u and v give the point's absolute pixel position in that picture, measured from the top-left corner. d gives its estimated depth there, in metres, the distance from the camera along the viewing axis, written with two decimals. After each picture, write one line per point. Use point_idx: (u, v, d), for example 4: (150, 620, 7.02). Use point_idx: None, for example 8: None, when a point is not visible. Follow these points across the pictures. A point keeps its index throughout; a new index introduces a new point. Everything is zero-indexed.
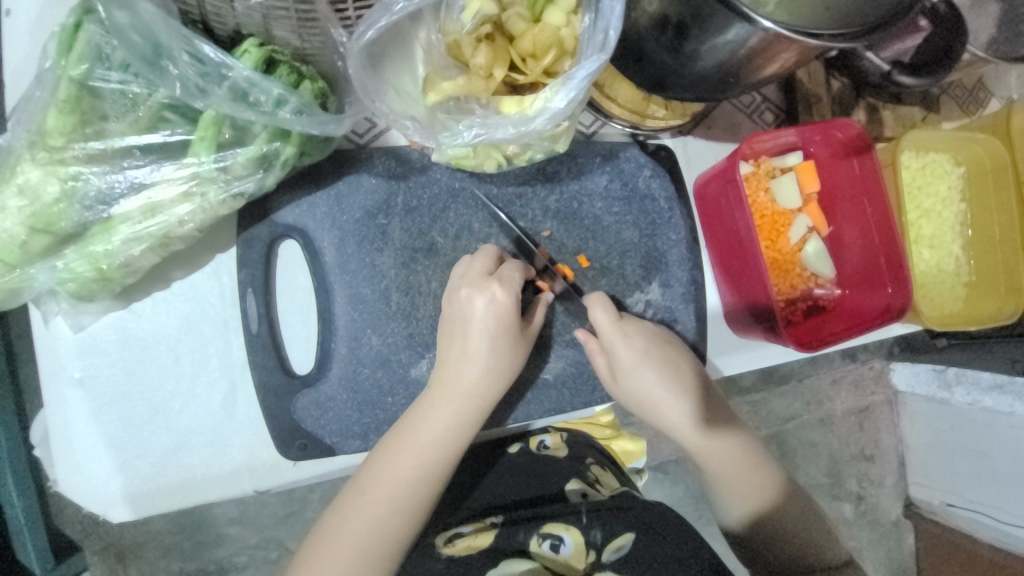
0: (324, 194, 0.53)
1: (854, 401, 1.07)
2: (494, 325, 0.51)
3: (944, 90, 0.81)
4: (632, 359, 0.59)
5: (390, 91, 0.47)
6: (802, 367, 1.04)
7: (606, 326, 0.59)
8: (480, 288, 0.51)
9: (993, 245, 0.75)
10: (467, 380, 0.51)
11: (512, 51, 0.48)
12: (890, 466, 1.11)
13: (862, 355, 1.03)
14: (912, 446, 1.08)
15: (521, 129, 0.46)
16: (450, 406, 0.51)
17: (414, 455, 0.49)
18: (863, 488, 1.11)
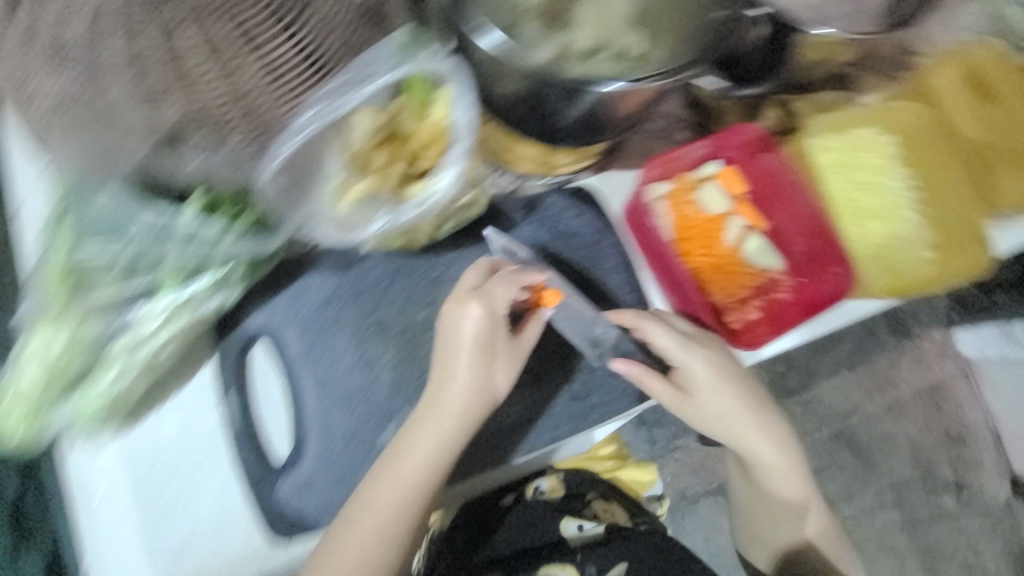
0: (281, 297, 0.62)
1: (923, 381, 1.47)
2: (474, 344, 0.57)
3: (866, 64, 0.82)
4: (709, 372, 0.68)
5: (310, 203, 0.56)
6: (854, 358, 1.47)
7: (672, 344, 0.66)
8: (486, 297, 0.58)
9: (943, 203, 0.75)
10: (451, 405, 0.57)
11: (407, 147, 0.56)
12: (986, 440, 1.48)
13: (919, 331, 1.45)
14: (1003, 418, 1.46)
15: (423, 207, 0.55)
16: (429, 434, 0.57)
17: (401, 480, 0.56)
18: (961, 471, 1.48)
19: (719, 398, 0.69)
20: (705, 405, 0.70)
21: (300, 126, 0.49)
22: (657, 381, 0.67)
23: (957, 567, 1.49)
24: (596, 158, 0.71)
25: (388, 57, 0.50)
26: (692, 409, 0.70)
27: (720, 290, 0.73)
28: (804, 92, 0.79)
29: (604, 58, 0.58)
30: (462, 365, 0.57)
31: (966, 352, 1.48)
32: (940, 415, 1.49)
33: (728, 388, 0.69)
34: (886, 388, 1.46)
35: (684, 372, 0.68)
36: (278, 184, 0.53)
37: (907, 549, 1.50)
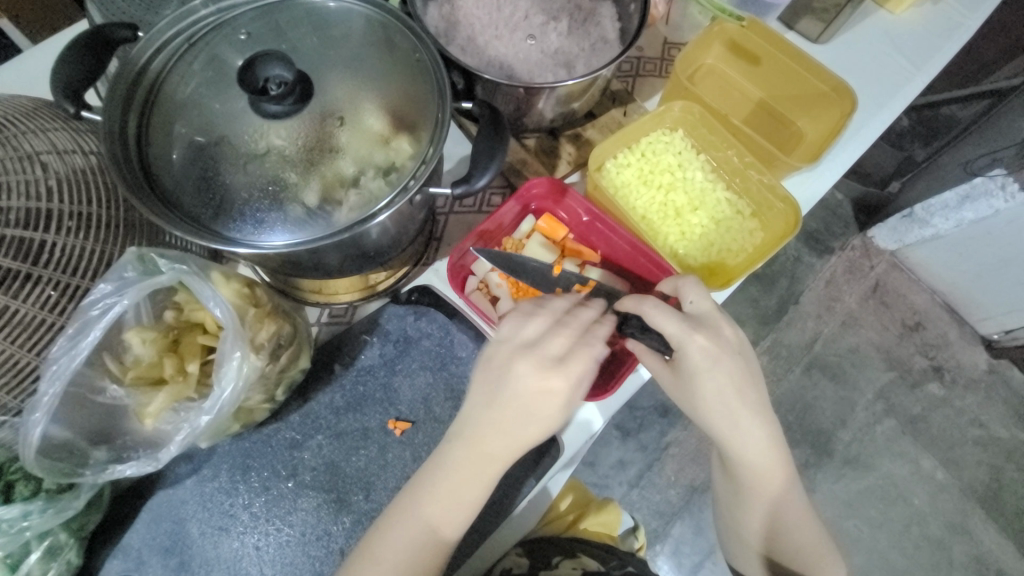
0: (131, 532, 0.59)
1: (862, 287, 1.61)
2: (536, 390, 0.56)
3: (637, 73, 0.90)
4: (708, 362, 0.64)
5: (113, 440, 0.54)
6: (791, 292, 1.60)
7: (674, 326, 0.63)
8: (536, 352, 0.56)
9: (745, 174, 0.78)
10: (447, 486, 0.56)
11: (192, 347, 0.55)
12: (937, 315, 1.61)
13: (838, 246, 1.63)
14: (947, 290, 1.58)
15: (216, 408, 0.52)
16: (497, 441, 0.56)
17: (414, 523, 0.56)
18: (932, 351, 1.59)
19: (711, 391, 0.65)
20: (700, 396, 0.66)
21: (39, 401, 0.47)
22: (656, 358, 0.67)
23: (971, 444, 1.53)
24: (410, 263, 0.73)
25: (107, 288, 0.49)
26: (698, 400, 0.66)
27: None
28: (589, 120, 0.84)
29: (352, 194, 0.59)
30: (523, 380, 0.56)
31: (884, 246, 1.61)
32: (892, 309, 1.61)
33: (720, 381, 0.65)
34: (834, 306, 1.59)
35: (684, 358, 0.64)
36: (54, 450, 0.50)
37: (919, 450, 1.52)
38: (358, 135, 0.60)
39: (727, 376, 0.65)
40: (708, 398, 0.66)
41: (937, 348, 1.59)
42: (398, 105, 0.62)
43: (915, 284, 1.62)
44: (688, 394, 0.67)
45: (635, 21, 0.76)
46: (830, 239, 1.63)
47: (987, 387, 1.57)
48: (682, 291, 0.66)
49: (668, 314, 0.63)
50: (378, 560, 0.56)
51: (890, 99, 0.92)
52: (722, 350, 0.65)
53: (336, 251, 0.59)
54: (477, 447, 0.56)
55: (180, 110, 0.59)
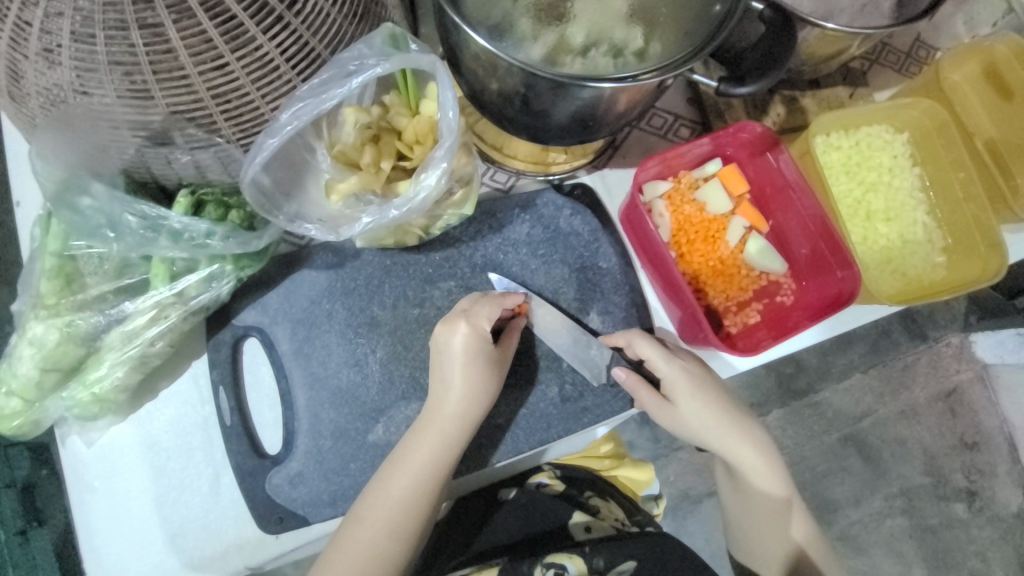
0: (274, 292, 0.62)
1: (936, 386, 1.49)
2: (468, 354, 0.59)
3: (877, 58, 0.81)
4: (688, 386, 0.66)
5: (304, 202, 0.55)
6: (874, 358, 1.49)
7: (654, 354, 0.65)
8: (470, 318, 0.59)
9: (959, 204, 0.71)
10: (446, 418, 0.58)
11: (398, 143, 0.56)
12: (999, 444, 1.52)
13: (932, 333, 1.48)
14: (1016, 424, 1.50)
15: (406, 208, 0.53)
16: (415, 455, 0.57)
17: (382, 518, 0.56)
18: (974, 478, 1.51)
19: (693, 417, 0.67)
20: (684, 419, 0.67)
21: (278, 126, 0.49)
22: (649, 390, 0.66)
23: (965, 574, 1.50)
24: (589, 159, 0.71)
25: (365, 53, 0.49)
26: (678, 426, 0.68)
27: (718, 293, 0.71)
28: (812, 89, 0.77)
29: (578, 62, 0.60)
30: (430, 400, 0.59)
31: (981, 355, 1.51)
32: (956, 422, 1.51)
33: (706, 401, 0.67)
34: (899, 392, 1.49)
35: (670, 385, 0.66)
36: (262, 190, 0.54)
37: (914, 557, 1.49)
38: (599, 6, 0.61)
39: (709, 404, 0.67)
40: (688, 423, 0.68)
41: (981, 474, 1.51)
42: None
43: (991, 406, 1.52)
44: (676, 416, 0.67)
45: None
46: (928, 327, 1.50)
47: (1007, 531, 1.51)
48: (636, 347, 0.65)
49: (655, 347, 0.65)
50: (366, 541, 0.55)
51: None
52: (695, 383, 0.66)
53: (564, 109, 0.56)
54: (421, 448, 0.57)
55: None
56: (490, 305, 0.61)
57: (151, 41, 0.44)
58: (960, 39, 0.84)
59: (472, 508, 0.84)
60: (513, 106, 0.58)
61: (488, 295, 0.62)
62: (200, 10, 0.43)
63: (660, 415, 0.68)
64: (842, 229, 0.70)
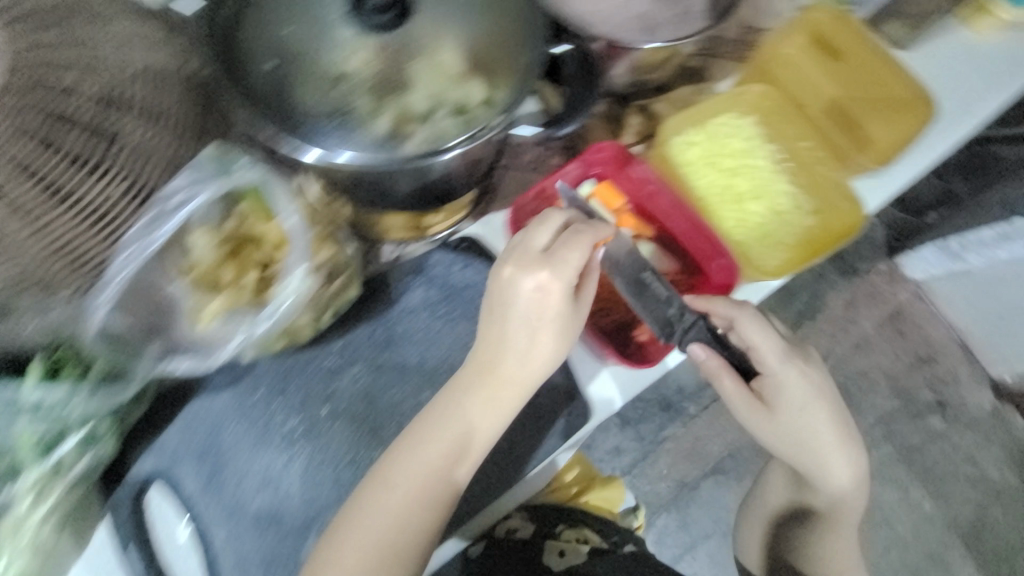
0: (168, 433, 0.60)
1: (880, 313, 1.59)
2: (538, 310, 0.57)
3: (714, 49, 0.86)
4: (800, 398, 0.68)
5: (170, 336, 0.54)
6: (814, 306, 1.58)
7: (758, 339, 0.67)
8: (544, 258, 0.57)
9: (812, 167, 0.78)
10: (507, 379, 0.58)
11: (255, 253, 0.54)
12: (953, 350, 1.60)
13: (864, 266, 1.59)
14: (966, 328, 1.56)
15: (275, 318, 0.52)
16: (465, 417, 0.58)
17: (405, 498, 0.56)
18: (940, 387, 1.58)
19: (805, 423, 0.69)
20: (781, 422, 0.69)
21: (113, 272, 0.48)
22: (734, 379, 0.67)
23: (963, 483, 1.54)
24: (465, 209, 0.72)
25: (186, 181, 0.49)
26: (793, 432, 0.70)
27: (622, 306, 0.73)
28: (659, 93, 0.81)
29: (422, 127, 0.58)
30: (505, 351, 0.58)
31: (911, 275, 1.58)
32: (908, 341, 1.59)
33: (818, 411, 0.70)
34: (848, 328, 1.58)
35: (774, 386, 0.68)
36: (114, 337, 0.51)
37: (910, 480, 1.53)
38: (432, 66, 0.59)
39: (820, 407, 0.69)
40: (789, 434, 0.70)
41: (946, 383, 1.58)
42: (472, 55, 0.61)
43: (936, 318, 1.59)
44: (774, 423, 0.69)
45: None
46: (858, 261, 1.60)
47: (988, 430, 1.56)
48: (748, 335, 0.67)
49: (758, 328, 0.66)
50: (371, 532, 0.55)
51: (967, 120, 0.90)
52: (816, 385, 0.69)
53: (409, 177, 0.59)
54: (452, 422, 0.58)
55: (267, 19, 0.58)
56: (579, 246, 0.57)
57: None
58: (785, 10, 0.90)
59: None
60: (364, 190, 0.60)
61: (579, 232, 0.58)
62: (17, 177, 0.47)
63: (755, 423, 0.69)
64: (710, 220, 0.76)
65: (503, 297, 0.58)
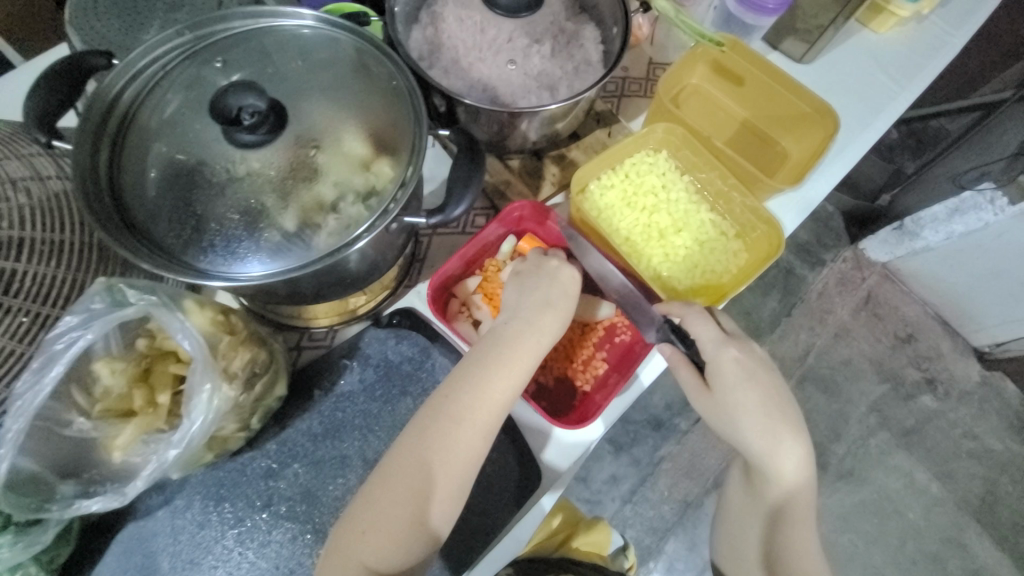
0: (105, 562, 0.58)
1: (853, 300, 1.61)
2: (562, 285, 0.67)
3: (622, 93, 0.91)
4: (739, 375, 0.67)
5: (91, 469, 0.53)
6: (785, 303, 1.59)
7: (708, 333, 0.66)
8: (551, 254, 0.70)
9: (727, 194, 0.78)
10: (532, 341, 0.63)
11: (163, 378, 0.54)
12: (930, 323, 1.61)
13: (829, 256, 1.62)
14: (936, 302, 1.59)
15: (184, 443, 0.51)
16: (497, 375, 0.60)
17: (439, 439, 0.57)
18: (925, 364, 1.58)
19: (743, 406, 0.67)
20: (732, 408, 0.67)
21: (13, 416, 0.47)
22: (692, 368, 0.69)
23: (966, 458, 1.52)
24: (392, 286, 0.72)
25: (74, 321, 0.49)
26: (729, 416, 0.68)
27: (561, 355, 0.75)
28: (574, 140, 0.84)
29: (331, 218, 0.58)
30: (536, 314, 0.64)
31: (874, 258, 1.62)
32: (885, 322, 1.60)
33: (757, 394, 0.67)
34: (826, 318, 1.59)
35: (714, 368, 0.67)
36: (21, 483, 0.49)
37: (913, 464, 1.51)
38: (338, 156, 0.60)
39: (758, 389, 0.67)
40: (730, 415, 0.68)
41: (930, 359, 1.59)
42: (375, 140, 0.61)
43: (907, 296, 1.62)
44: (713, 400, 0.68)
45: (615, 43, 0.77)
46: (822, 251, 1.63)
47: (979, 400, 1.56)
48: (691, 320, 0.67)
49: (707, 323, 0.66)
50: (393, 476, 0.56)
51: (872, 125, 0.93)
52: (755, 362, 0.68)
53: (312, 278, 0.58)
54: (490, 381, 0.60)
55: (157, 135, 0.59)
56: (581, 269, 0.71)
57: None
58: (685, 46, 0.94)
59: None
60: (278, 295, 0.60)
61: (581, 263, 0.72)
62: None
63: (698, 401, 0.69)
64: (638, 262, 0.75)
65: (552, 272, 0.68)
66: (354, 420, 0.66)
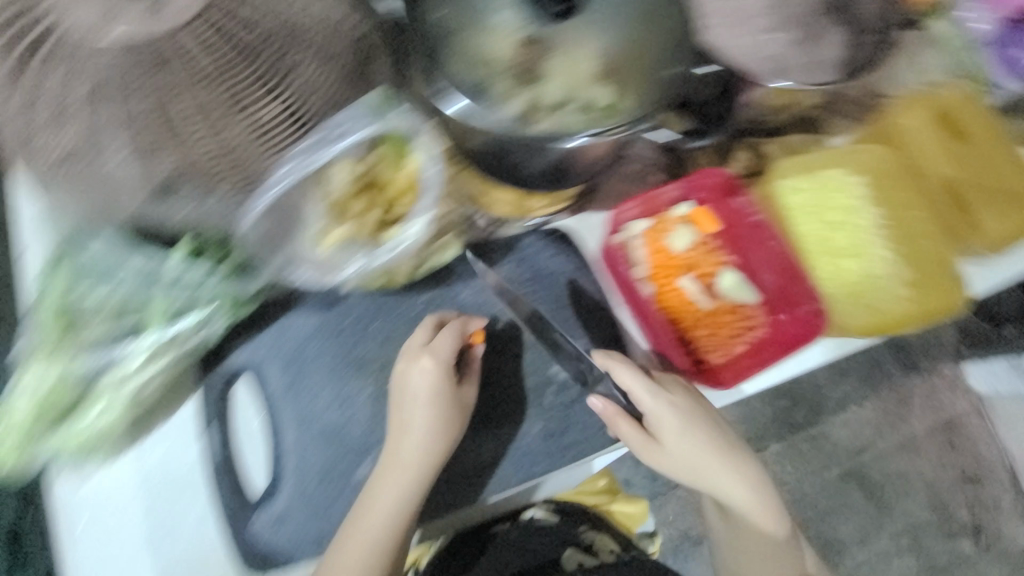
0: (266, 334, 0.65)
1: (936, 420, 1.47)
2: (424, 393, 0.61)
3: (833, 106, 0.85)
4: (680, 421, 0.67)
5: (295, 247, 0.59)
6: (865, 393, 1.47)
7: (640, 385, 0.66)
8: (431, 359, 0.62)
9: (916, 241, 0.77)
10: (410, 453, 0.60)
11: (383, 196, 0.60)
12: (1000, 473, 1.49)
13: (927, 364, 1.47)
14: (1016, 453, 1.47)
15: (395, 253, 0.58)
16: (385, 494, 0.59)
17: (388, 522, 0.58)
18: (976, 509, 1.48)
19: (700, 451, 0.70)
20: (676, 450, 0.69)
21: (277, 179, 0.54)
22: (629, 421, 0.68)
23: None
24: (568, 202, 0.73)
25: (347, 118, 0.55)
26: (702, 458, 0.70)
27: (704, 329, 0.73)
28: (776, 134, 0.82)
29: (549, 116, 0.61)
30: (405, 433, 0.60)
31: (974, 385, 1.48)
32: (957, 453, 1.49)
33: (689, 444, 0.69)
34: (897, 425, 1.47)
35: (654, 420, 0.67)
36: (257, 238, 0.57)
37: None
38: (569, 65, 0.61)
39: (704, 434, 0.69)
40: (667, 462, 0.71)
41: (984, 508, 1.48)
42: (611, 64, 0.62)
43: (991, 440, 1.49)
44: (661, 452, 0.70)
45: (863, 54, 0.74)
46: (920, 358, 1.48)
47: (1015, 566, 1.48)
48: (614, 373, 0.67)
49: (637, 376, 0.66)
50: (363, 547, 0.58)
51: None
52: (691, 407, 0.69)
53: (537, 160, 0.65)
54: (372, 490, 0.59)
55: None
56: (450, 334, 0.63)
57: (159, 108, 0.49)
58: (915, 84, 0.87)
59: (462, 545, 0.82)
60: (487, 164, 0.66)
61: (444, 323, 0.64)
62: (191, 87, 0.49)
63: (648, 454, 0.70)
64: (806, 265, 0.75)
65: (400, 385, 0.62)
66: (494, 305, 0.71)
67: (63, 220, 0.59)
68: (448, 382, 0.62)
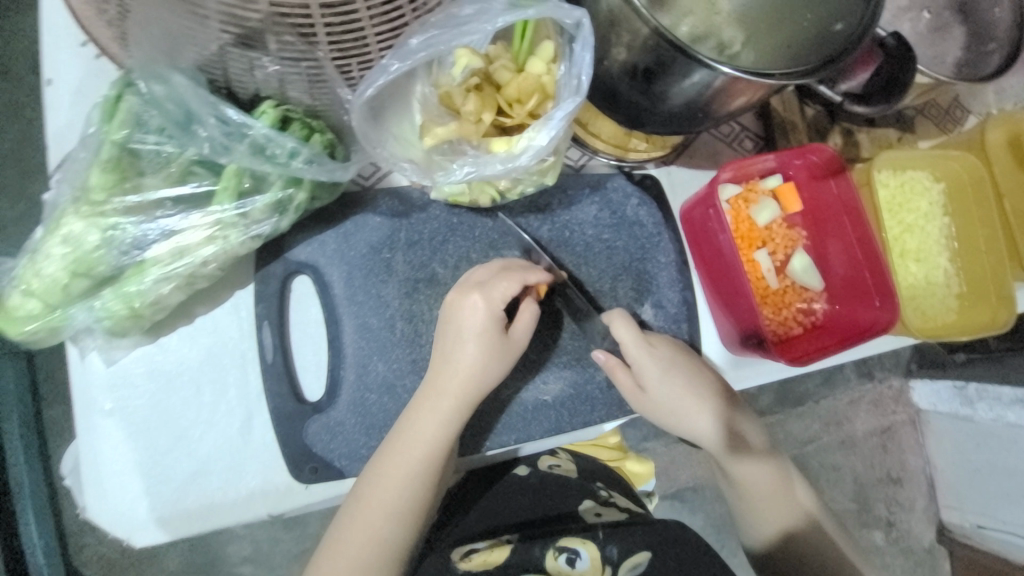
0: (333, 232, 0.58)
1: (877, 421, 1.12)
2: (480, 347, 0.54)
3: (920, 111, 0.81)
4: (658, 369, 0.61)
5: (391, 139, 0.52)
6: (820, 389, 1.09)
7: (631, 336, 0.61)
8: (493, 302, 0.55)
9: (981, 256, 0.76)
10: (454, 399, 0.54)
11: (498, 97, 0.52)
12: (920, 489, 1.16)
13: (879, 373, 1.10)
14: (940, 467, 1.14)
15: (508, 166, 0.50)
16: (421, 440, 0.53)
17: (421, 474, 0.53)
18: (894, 513, 1.16)
19: (683, 398, 0.62)
20: (663, 406, 0.62)
21: (407, 52, 0.45)
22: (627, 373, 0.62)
23: None
24: (666, 152, 0.69)
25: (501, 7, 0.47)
26: (686, 406, 0.62)
27: (769, 308, 0.73)
28: (868, 125, 0.80)
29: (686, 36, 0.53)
30: (448, 378, 0.54)
31: (916, 401, 1.15)
32: (883, 456, 1.14)
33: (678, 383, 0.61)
34: (841, 423, 1.11)
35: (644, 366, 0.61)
36: (366, 117, 0.50)
37: None
38: (705, 3, 0.55)
39: (686, 373, 0.62)
40: (653, 415, 0.63)
41: None
42: (752, 11, 0.54)
43: (918, 453, 1.16)
44: (651, 404, 0.62)
45: (991, 61, 0.69)
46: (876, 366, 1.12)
47: None
48: (613, 327, 0.61)
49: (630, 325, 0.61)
50: (393, 499, 0.53)
51: None
52: (675, 350, 0.63)
53: (677, 103, 0.52)
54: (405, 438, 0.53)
55: None
56: (512, 282, 0.55)
57: None
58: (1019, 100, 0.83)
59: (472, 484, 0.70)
60: (597, 93, 0.57)
61: (509, 268, 0.56)
62: None
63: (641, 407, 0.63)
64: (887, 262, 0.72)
65: (451, 328, 0.55)
66: (568, 245, 0.66)
67: (121, 61, 0.51)
68: (498, 330, 0.55)
